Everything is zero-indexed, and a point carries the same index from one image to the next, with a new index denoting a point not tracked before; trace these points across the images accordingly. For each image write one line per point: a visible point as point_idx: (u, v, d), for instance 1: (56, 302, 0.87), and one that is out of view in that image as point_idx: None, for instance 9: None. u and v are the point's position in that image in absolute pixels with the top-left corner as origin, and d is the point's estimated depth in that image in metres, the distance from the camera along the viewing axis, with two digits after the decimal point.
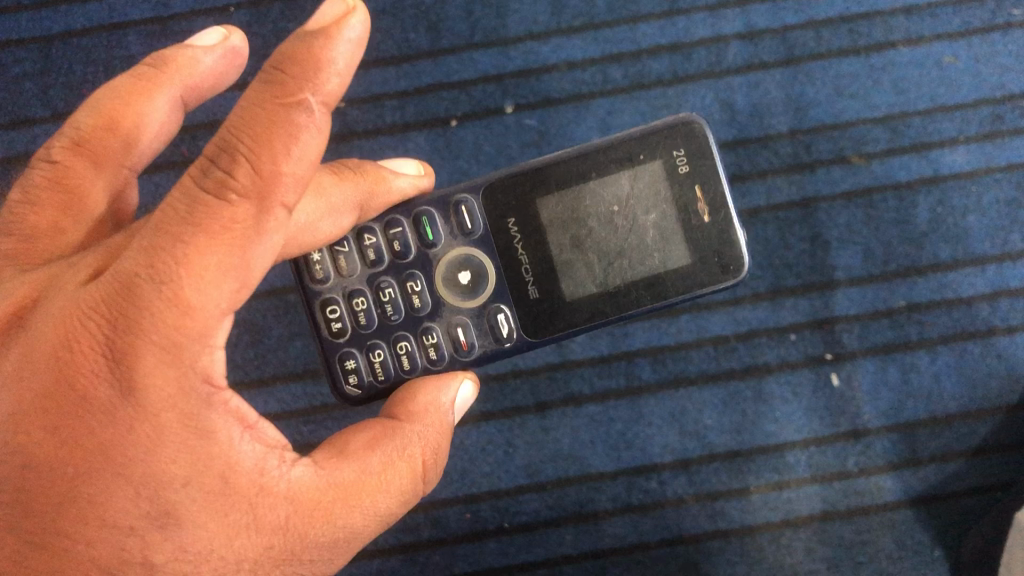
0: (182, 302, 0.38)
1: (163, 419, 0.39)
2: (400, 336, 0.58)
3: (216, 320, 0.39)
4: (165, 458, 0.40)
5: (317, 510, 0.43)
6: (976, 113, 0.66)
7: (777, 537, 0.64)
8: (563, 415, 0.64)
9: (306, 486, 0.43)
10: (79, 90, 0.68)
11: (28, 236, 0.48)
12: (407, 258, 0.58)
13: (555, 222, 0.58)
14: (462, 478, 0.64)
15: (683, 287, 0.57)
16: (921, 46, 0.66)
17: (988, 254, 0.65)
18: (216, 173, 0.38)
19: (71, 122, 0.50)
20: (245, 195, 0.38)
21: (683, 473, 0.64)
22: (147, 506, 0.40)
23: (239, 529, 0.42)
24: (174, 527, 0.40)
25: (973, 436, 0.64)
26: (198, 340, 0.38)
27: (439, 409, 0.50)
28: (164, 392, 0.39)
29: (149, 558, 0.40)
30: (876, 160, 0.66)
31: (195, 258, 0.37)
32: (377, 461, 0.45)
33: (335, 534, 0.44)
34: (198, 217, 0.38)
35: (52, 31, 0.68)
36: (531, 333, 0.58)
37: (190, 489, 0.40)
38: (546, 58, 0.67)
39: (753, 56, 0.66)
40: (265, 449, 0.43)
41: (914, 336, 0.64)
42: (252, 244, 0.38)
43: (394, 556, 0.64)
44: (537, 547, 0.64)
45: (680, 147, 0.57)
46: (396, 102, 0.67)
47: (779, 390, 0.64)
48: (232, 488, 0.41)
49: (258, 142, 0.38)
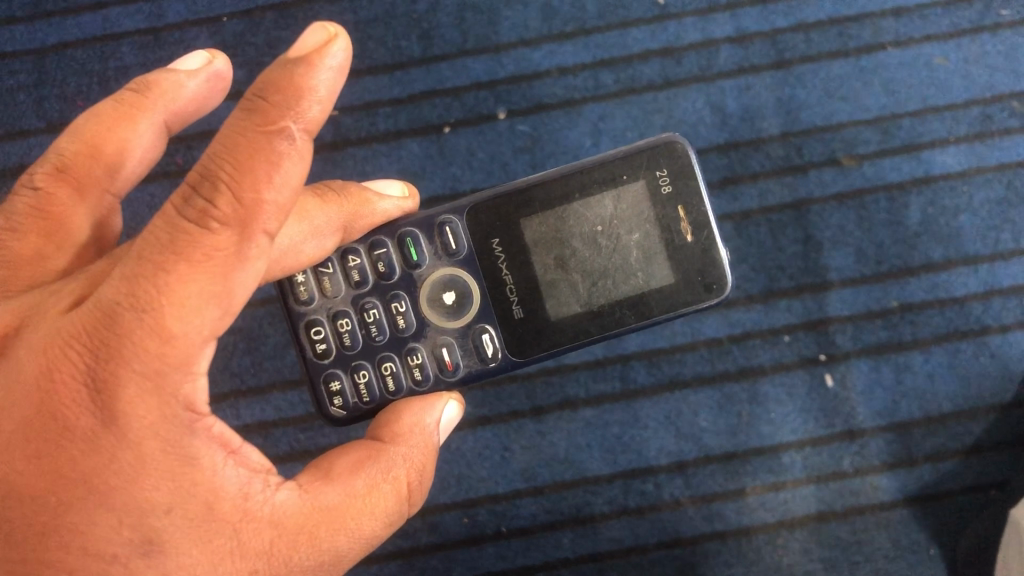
0: (164, 332, 0.38)
1: (145, 446, 0.39)
2: (385, 357, 0.58)
3: (199, 348, 0.39)
4: (149, 486, 0.40)
5: (302, 533, 0.43)
6: (966, 114, 0.66)
7: (773, 538, 0.64)
8: (559, 419, 0.64)
9: (290, 511, 0.43)
10: (72, 101, 0.68)
11: (11, 263, 0.47)
12: (391, 279, 0.58)
13: (539, 243, 0.58)
14: (459, 483, 0.64)
15: (666, 306, 0.57)
16: (910, 48, 0.67)
17: (980, 254, 0.65)
18: (197, 202, 0.38)
19: (54, 148, 0.50)
20: (226, 223, 0.38)
21: (680, 475, 0.64)
22: (130, 533, 0.39)
23: (223, 554, 0.42)
24: (157, 555, 0.40)
25: (967, 435, 0.64)
26: (180, 369, 0.38)
27: (425, 430, 0.50)
28: (146, 420, 0.39)
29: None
30: (867, 161, 0.66)
31: (176, 288, 0.37)
32: (363, 484, 0.46)
33: (320, 557, 0.44)
34: (179, 245, 0.37)
35: (46, 43, 0.69)
36: (516, 353, 0.58)
37: (174, 515, 0.40)
38: (538, 64, 0.67)
39: (743, 59, 0.67)
40: (249, 473, 0.43)
41: (907, 336, 0.65)
42: (234, 271, 0.38)
43: (392, 561, 0.64)
44: (535, 551, 0.64)
45: (663, 167, 0.57)
46: (389, 109, 0.67)
47: (774, 391, 0.64)
48: (216, 514, 0.41)
49: (240, 170, 0.38)
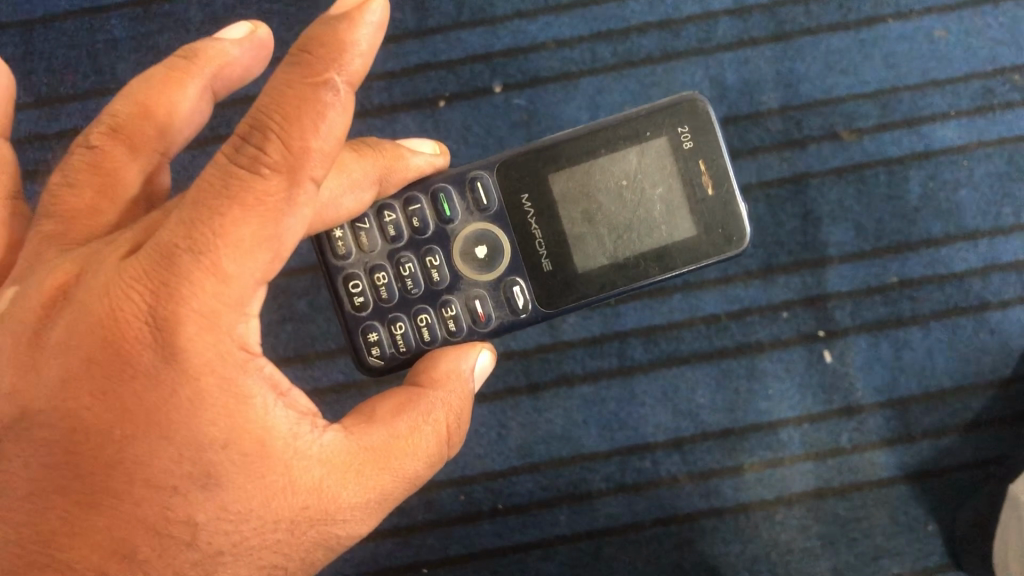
0: (220, 272, 0.37)
1: (202, 382, 0.39)
2: (420, 309, 0.57)
3: (251, 290, 0.39)
4: (205, 421, 0.39)
5: (350, 472, 0.43)
6: (966, 87, 0.66)
7: (771, 514, 0.64)
8: (555, 395, 0.64)
9: (338, 451, 0.43)
10: (62, 76, 0.67)
11: (67, 219, 0.45)
12: (425, 234, 0.58)
13: (566, 197, 0.57)
14: (456, 460, 0.64)
15: (689, 258, 0.57)
16: (911, 21, 0.66)
17: (980, 229, 0.65)
18: (249, 150, 0.37)
19: (108, 110, 0.48)
20: (276, 169, 0.37)
21: (677, 452, 0.64)
22: (190, 466, 0.39)
23: (276, 491, 0.41)
24: (215, 487, 0.40)
25: (967, 412, 0.64)
26: (235, 309, 0.38)
27: (461, 375, 0.49)
28: (203, 356, 0.38)
29: (193, 518, 0.39)
30: (867, 136, 0.65)
31: (231, 230, 0.37)
32: (405, 425, 0.45)
33: (368, 496, 0.43)
34: (233, 190, 0.37)
35: (34, 15, 0.68)
36: (545, 304, 0.57)
37: (230, 451, 0.40)
38: (535, 37, 0.66)
39: (742, 32, 0.66)
40: (297, 416, 0.42)
41: (906, 312, 0.64)
42: (285, 216, 0.38)
43: (388, 538, 0.64)
44: (531, 528, 0.64)
45: (685, 123, 0.57)
46: (383, 83, 0.66)
47: (772, 367, 0.64)
48: (267, 452, 0.41)
49: (288, 121, 0.37)
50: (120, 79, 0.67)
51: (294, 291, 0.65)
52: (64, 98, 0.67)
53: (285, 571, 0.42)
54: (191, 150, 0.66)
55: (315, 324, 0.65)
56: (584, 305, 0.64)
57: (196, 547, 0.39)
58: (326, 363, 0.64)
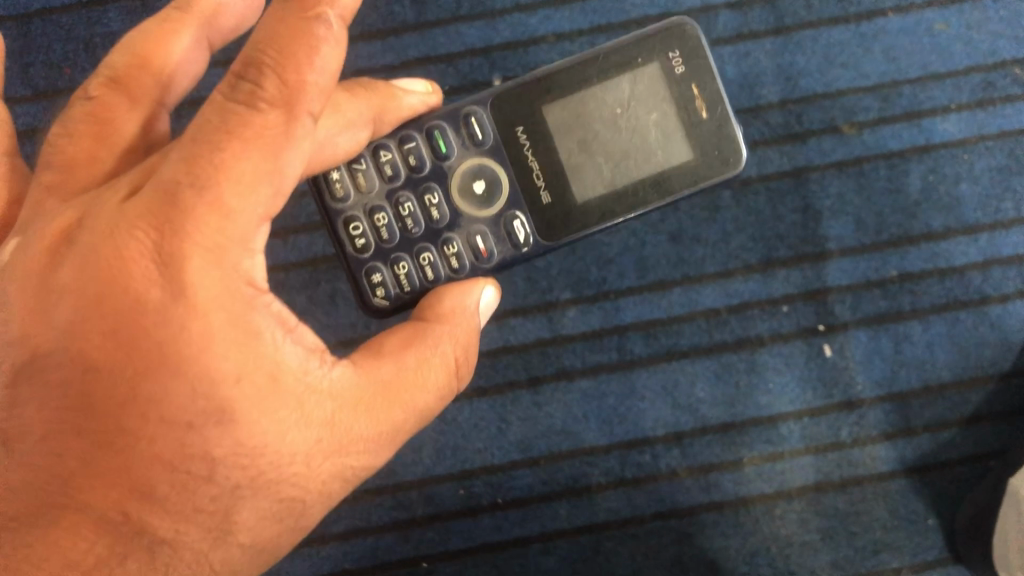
0: (222, 207, 0.38)
1: (212, 318, 0.39)
2: (422, 249, 0.57)
3: (255, 225, 0.40)
4: (218, 356, 0.39)
5: (360, 404, 0.44)
6: (967, 81, 0.66)
7: (771, 508, 0.64)
8: (555, 389, 0.64)
9: (347, 384, 0.44)
10: (60, 69, 0.67)
11: (67, 167, 0.46)
12: (422, 171, 0.57)
13: (561, 127, 0.58)
14: (455, 454, 0.64)
15: (688, 182, 0.57)
16: (912, 14, 0.66)
17: (980, 223, 0.65)
18: (245, 86, 0.39)
19: (105, 64, 0.49)
20: (273, 103, 0.39)
21: (676, 446, 0.64)
22: (204, 403, 0.39)
23: (290, 425, 0.42)
24: (230, 423, 0.40)
25: (967, 406, 0.64)
26: (240, 245, 0.39)
27: (466, 310, 0.51)
28: (212, 292, 0.39)
29: (209, 453, 0.40)
30: (867, 129, 0.65)
31: (232, 164, 0.38)
32: (412, 359, 0.46)
33: (378, 428, 0.45)
34: (231, 125, 0.38)
35: (31, 9, 0.67)
36: (547, 236, 0.58)
37: (244, 385, 0.40)
38: (534, 30, 0.66)
39: (742, 25, 0.66)
40: (307, 353, 0.43)
41: (906, 306, 0.64)
42: (285, 149, 0.39)
43: (387, 532, 0.63)
44: (531, 521, 0.63)
45: (675, 49, 0.57)
46: (382, 76, 0.66)
47: (772, 361, 0.64)
48: (280, 387, 0.41)
49: (283, 56, 0.39)
50: None
51: (293, 285, 0.65)
52: (62, 92, 0.67)
53: (303, 503, 0.44)
54: None
55: (314, 318, 0.65)
56: (584, 299, 0.64)
57: (214, 482, 0.41)
58: None
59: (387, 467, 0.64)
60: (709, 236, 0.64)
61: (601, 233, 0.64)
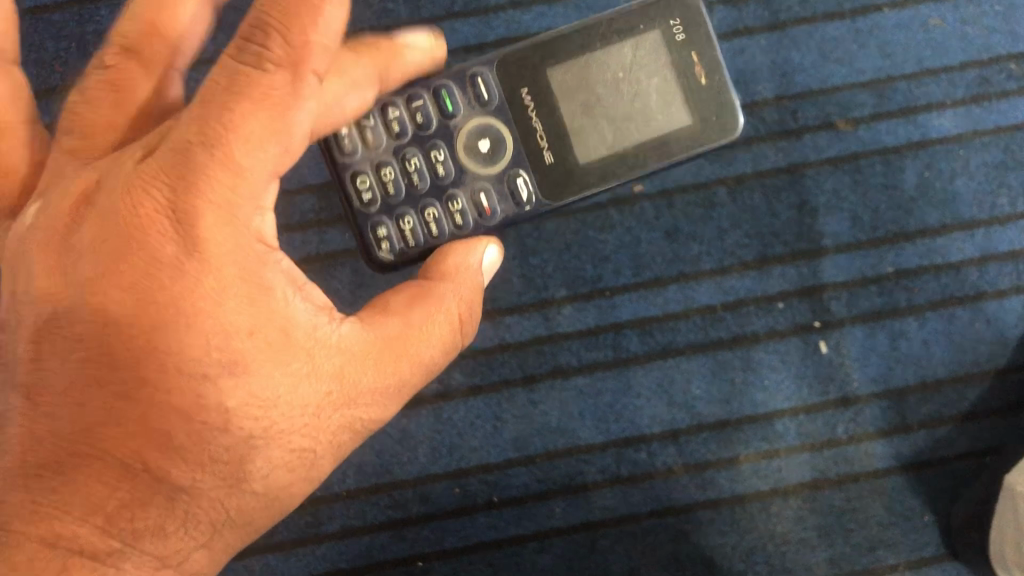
0: (234, 165, 0.40)
1: (226, 272, 0.41)
2: (427, 204, 0.58)
3: (266, 184, 0.41)
4: (232, 310, 0.41)
5: (368, 360, 0.45)
6: (963, 76, 0.66)
7: (766, 506, 0.63)
8: (551, 387, 0.64)
9: (355, 341, 0.45)
10: (51, 67, 0.67)
11: (87, 134, 0.47)
12: (429, 129, 0.58)
13: (563, 91, 0.58)
14: (451, 453, 0.63)
15: (686, 147, 0.57)
16: (908, 9, 0.66)
17: (976, 219, 0.65)
18: (252, 48, 0.40)
19: (115, 31, 0.49)
20: (279, 63, 0.40)
21: (672, 444, 0.64)
22: (218, 354, 0.41)
23: (300, 377, 0.43)
24: (242, 375, 0.41)
25: (963, 402, 0.64)
26: (251, 203, 0.41)
27: (470, 269, 0.51)
28: (226, 246, 0.40)
29: (223, 402, 0.41)
30: (863, 125, 0.65)
31: (241, 122, 0.39)
32: (419, 316, 0.47)
33: (385, 381, 0.46)
34: (239, 86, 0.40)
35: (20, 6, 0.67)
36: (550, 196, 0.58)
37: (255, 338, 0.42)
38: (529, 27, 0.66)
39: (737, 20, 0.65)
40: (316, 310, 0.44)
41: (902, 302, 0.64)
42: (291, 108, 0.41)
43: (383, 532, 0.63)
44: (527, 520, 0.63)
45: (677, 16, 0.57)
46: None
47: (768, 358, 0.64)
48: (291, 341, 0.43)
49: (286, 15, 0.40)
50: None
51: None
52: (53, 91, 0.67)
53: (314, 454, 0.45)
54: None
55: None
56: (580, 296, 0.64)
57: (229, 431, 0.42)
58: None
59: (382, 467, 0.63)
60: (704, 234, 0.64)
61: (596, 231, 0.64)
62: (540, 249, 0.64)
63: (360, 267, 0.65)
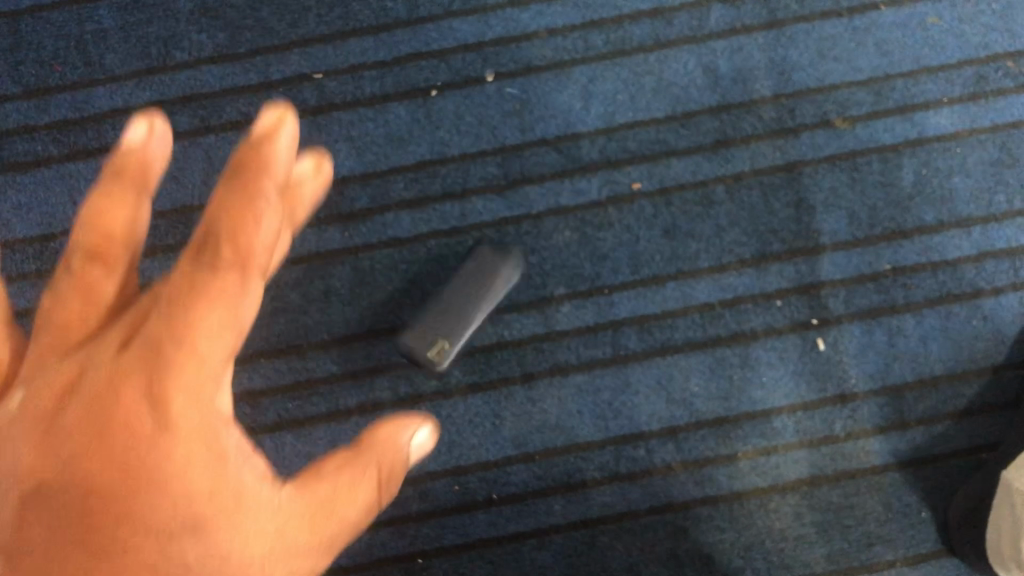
0: (200, 353, 0.28)
1: (209, 439, 0.30)
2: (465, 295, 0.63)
3: (226, 410, 0.30)
4: (196, 470, 0.30)
5: (322, 516, 0.34)
6: (960, 74, 0.66)
7: (765, 502, 0.63)
8: (549, 385, 0.64)
9: (294, 503, 0.33)
10: (51, 66, 0.67)
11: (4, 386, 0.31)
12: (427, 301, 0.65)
13: None
14: (450, 450, 0.63)
15: None
16: (904, 7, 0.67)
17: (973, 216, 0.65)
18: (205, 250, 0.28)
19: None
20: (232, 266, 0.28)
21: (671, 440, 0.63)
22: (182, 509, 0.29)
23: (267, 535, 0.31)
24: (206, 530, 0.29)
25: (960, 399, 0.64)
26: (214, 386, 0.29)
27: (396, 445, 0.38)
28: (195, 418, 0.29)
29: (220, 553, 0.29)
30: (860, 124, 0.66)
31: (202, 317, 0.28)
32: (346, 480, 0.35)
33: (339, 524, 0.35)
34: (196, 294, 0.28)
35: (22, 7, 0.68)
36: None
37: (219, 495, 0.30)
38: (527, 25, 0.67)
39: (735, 20, 0.67)
40: (259, 475, 0.32)
41: (900, 299, 0.65)
42: (244, 309, 0.29)
43: (382, 529, 0.63)
44: (526, 517, 0.63)
45: None
46: (374, 72, 0.67)
47: (766, 355, 0.64)
48: (246, 501, 0.31)
49: (235, 211, 0.28)
50: (109, 69, 0.67)
51: (287, 282, 0.65)
52: (52, 89, 0.67)
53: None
54: (183, 141, 0.66)
55: (308, 315, 0.65)
56: (579, 294, 0.65)
57: None
58: (319, 353, 0.64)
59: None
60: (702, 231, 0.65)
61: (595, 229, 0.65)
62: (539, 247, 0.65)
63: (359, 265, 0.65)
